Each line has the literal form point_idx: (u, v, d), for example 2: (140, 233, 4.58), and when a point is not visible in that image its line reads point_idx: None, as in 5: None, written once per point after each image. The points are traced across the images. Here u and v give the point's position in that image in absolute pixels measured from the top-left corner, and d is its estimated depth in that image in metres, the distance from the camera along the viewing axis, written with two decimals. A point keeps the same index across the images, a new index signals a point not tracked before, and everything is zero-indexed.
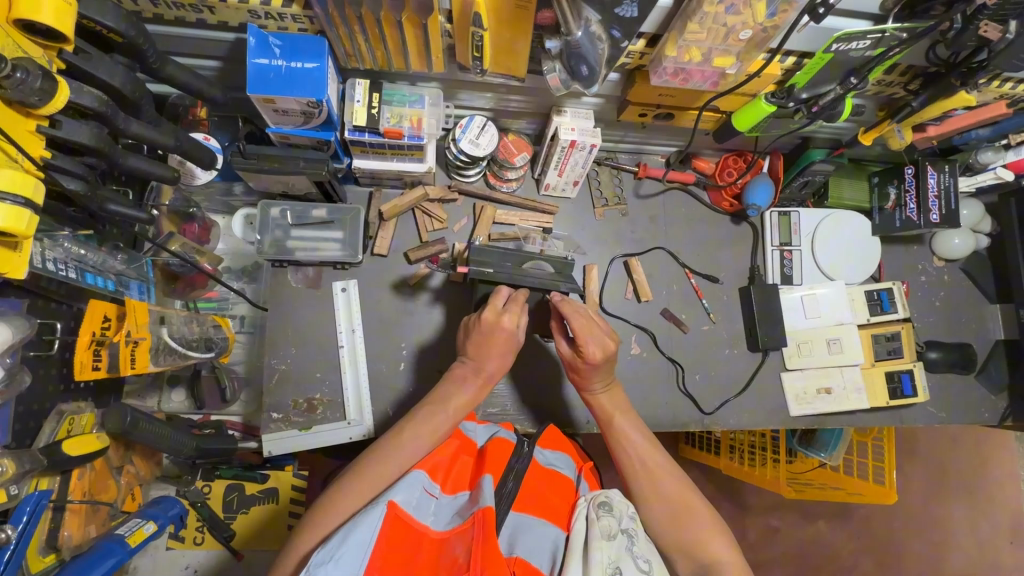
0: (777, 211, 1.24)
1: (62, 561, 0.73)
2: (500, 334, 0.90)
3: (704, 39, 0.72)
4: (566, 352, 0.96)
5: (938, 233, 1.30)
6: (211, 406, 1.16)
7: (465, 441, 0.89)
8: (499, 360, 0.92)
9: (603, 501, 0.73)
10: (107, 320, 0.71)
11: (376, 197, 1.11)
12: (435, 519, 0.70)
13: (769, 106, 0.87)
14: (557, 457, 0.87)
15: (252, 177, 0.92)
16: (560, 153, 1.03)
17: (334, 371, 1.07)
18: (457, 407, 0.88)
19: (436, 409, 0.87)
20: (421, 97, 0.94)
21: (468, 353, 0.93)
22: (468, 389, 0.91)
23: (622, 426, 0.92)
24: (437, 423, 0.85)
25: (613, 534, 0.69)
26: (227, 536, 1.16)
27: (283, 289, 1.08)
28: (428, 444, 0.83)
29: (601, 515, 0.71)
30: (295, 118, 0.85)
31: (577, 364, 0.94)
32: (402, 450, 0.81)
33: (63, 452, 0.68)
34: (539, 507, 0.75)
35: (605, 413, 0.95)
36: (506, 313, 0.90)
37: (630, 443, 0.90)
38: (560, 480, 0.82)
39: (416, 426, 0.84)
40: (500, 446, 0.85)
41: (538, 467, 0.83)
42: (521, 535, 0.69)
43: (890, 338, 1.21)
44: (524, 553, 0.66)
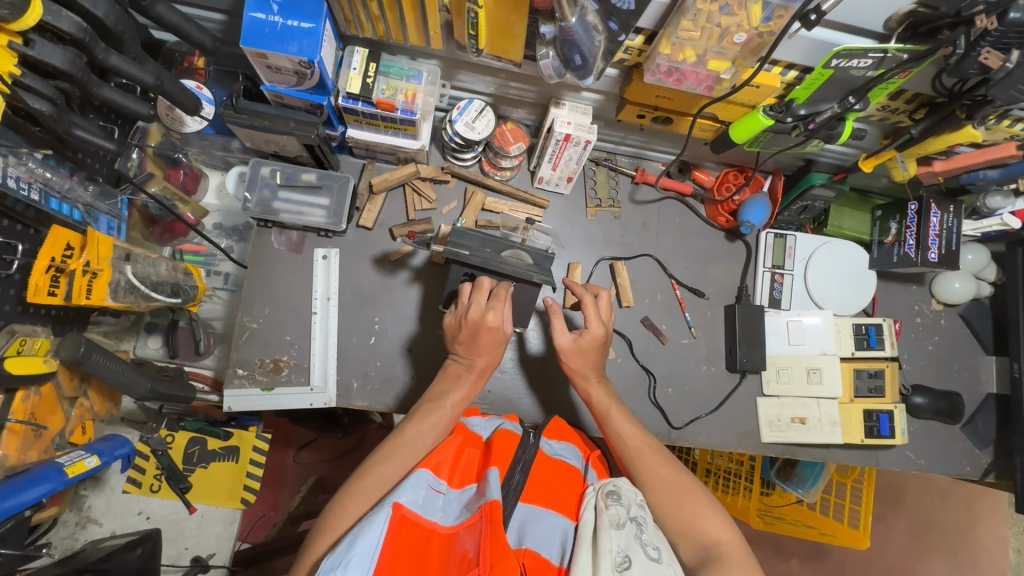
0: (773, 232, 1.22)
1: None
2: (485, 330, 0.90)
3: (699, 38, 0.71)
4: (566, 344, 0.99)
5: (939, 275, 1.26)
6: (185, 357, 1.17)
7: (469, 434, 0.90)
8: (490, 355, 0.94)
9: (611, 490, 0.78)
10: (69, 248, 0.73)
11: (368, 169, 1.11)
12: (445, 516, 0.74)
13: (766, 119, 0.86)
14: (564, 448, 0.92)
15: (242, 132, 0.93)
16: (554, 146, 1.03)
17: (305, 336, 1.07)
18: (457, 402, 0.91)
19: (437, 403, 0.91)
20: (418, 72, 0.93)
21: (460, 353, 0.95)
22: (463, 385, 0.94)
23: (617, 419, 0.96)
24: (440, 418, 0.88)
25: (622, 522, 0.73)
26: (183, 488, 1.18)
27: (265, 249, 1.08)
28: (433, 438, 0.87)
29: (610, 505, 0.76)
30: (289, 77, 0.86)
31: (577, 351, 0.99)
32: (408, 445, 0.85)
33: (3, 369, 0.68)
34: (546, 499, 0.80)
35: (601, 405, 0.98)
36: (491, 310, 0.90)
37: (623, 431, 0.94)
38: (568, 470, 0.87)
39: (421, 420, 0.88)
40: (506, 438, 0.87)
41: (545, 458, 0.87)
42: (529, 527, 0.75)
43: (873, 375, 1.17)
44: (534, 544, 0.72)
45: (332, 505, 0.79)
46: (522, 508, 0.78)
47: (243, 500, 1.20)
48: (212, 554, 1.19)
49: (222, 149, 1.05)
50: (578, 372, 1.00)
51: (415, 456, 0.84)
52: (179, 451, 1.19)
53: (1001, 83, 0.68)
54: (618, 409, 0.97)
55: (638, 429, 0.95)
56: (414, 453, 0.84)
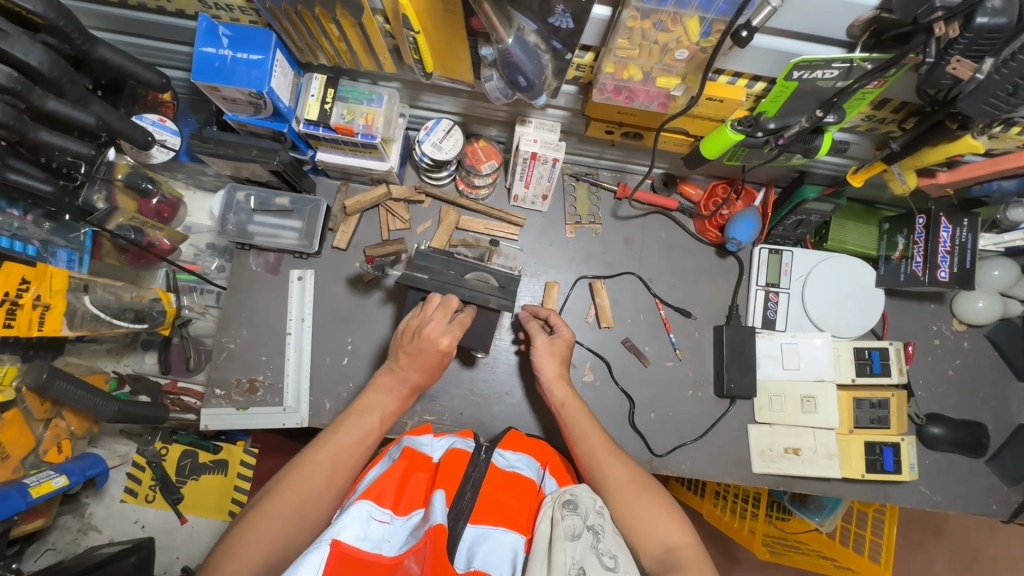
0: (767, 248, 1.14)
1: None
2: (436, 351, 0.86)
3: (639, 56, 0.67)
4: (541, 342, 1.00)
5: (959, 294, 1.15)
6: (178, 373, 1.22)
7: (415, 456, 0.84)
8: (426, 374, 0.89)
9: (568, 500, 0.75)
10: (25, 281, 0.75)
11: (342, 191, 1.12)
12: (390, 546, 0.70)
13: (734, 134, 0.80)
14: (518, 459, 0.88)
15: (211, 161, 0.96)
16: (522, 164, 1.01)
17: (280, 356, 1.09)
18: (385, 417, 0.86)
19: (364, 416, 0.84)
20: (379, 95, 0.93)
21: (402, 364, 0.88)
22: (391, 400, 0.88)
23: (583, 423, 0.92)
24: (369, 430, 0.83)
25: (577, 532, 0.70)
26: (175, 498, 1.23)
27: (244, 271, 1.11)
28: (359, 451, 0.80)
29: (566, 515, 0.72)
30: (246, 107, 0.87)
31: (550, 350, 0.99)
32: (331, 460, 0.77)
33: None
34: (497, 514, 0.76)
35: (566, 413, 0.95)
36: (447, 333, 0.86)
37: (582, 436, 0.91)
38: (521, 482, 0.83)
39: (345, 433, 0.81)
40: (455, 458, 0.84)
41: (497, 471, 0.84)
42: (479, 547, 0.71)
43: (875, 405, 1.08)
44: (482, 564, 0.70)
45: (240, 527, 0.69)
46: (471, 529, 0.74)
47: (231, 512, 1.25)
48: (200, 564, 1.23)
49: (205, 174, 1.09)
50: (551, 375, 0.98)
51: (339, 472, 0.77)
52: (172, 463, 1.24)
53: (970, 96, 0.60)
54: (584, 414, 0.94)
55: (600, 435, 0.91)
56: (339, 470, 0.77)
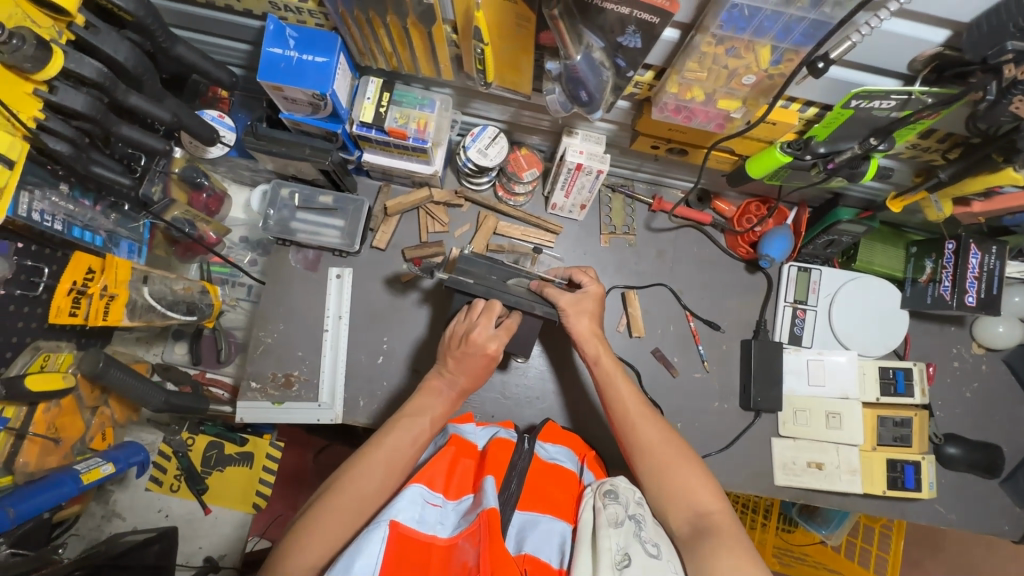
0: (796, 265, 1.17)
1: (16, 483, 0.82)
2: (483, 356, 0.89)
3: (705, 79, 0.69)
4: (567, 303, 0.95)
5: (980, 318, 1.18)
6: (208, 364, 1.22)
7: (462, 444, 0.86)
8: (472, 376, 0.90)
9: (608, 490, 0.78)
10: (91, 272, 0.83)
11: (384, 192, 1.14)
12: (443, 528, 0.72)
13: (783, 156, 0.82)
14: (558, 452, 0.91)
15: (262, 157, 0.97)
16: (566, 174, 1.02)
17: (316, 352, 1.10)
18: (436, 418, 0.86)
19: (416, 417, 0.84)
20: (431, 101, 0.95)
21: (449, 368, 0.91)
22: (442, 402, 0.89)
23: (617, 382, 0.92)
24: (420, 431, 0.83)
25: (620, 520, 0.72)
26: (200, 489, 1.24)
27: (283, 266, 1.12)
28: (412, 451, 0.81)
29: (607, 504, 0.75)
30: (305, 107, 0.89)
31: (580, 308, 0.96)
32: (385, 459, 0.79)
33: (22, 386, 0.75)
34: (542, 504, 0.79)
35: (602, 368, 0.95)
36: (494, 338, 0.88)
37: (618, 395, 0.91)
38: (563, 474, 0.86)
39: (398, 433, 0.82)
40: (501, 446, 0.86)
41: (540, 464, 0.86)
42: (528, 532, 0.74)
43: (898, 423, 1.10)
44: (533, 549, 0.71)
45: (302, 521, 0.73)
46: (520, 515, 0.76)
47: (255, 504, 1.25)
48: (222, 555, 1.24)
49: (248, 169, 1.10)
50: (584, 331, 0.97)
51: (392, 471, 0.78)
52: (198, 453, 1.25)
53: None
54: (619, 372, 0.94)
55: (636, 394, 0.92)
56: (393, 469, 0.79)
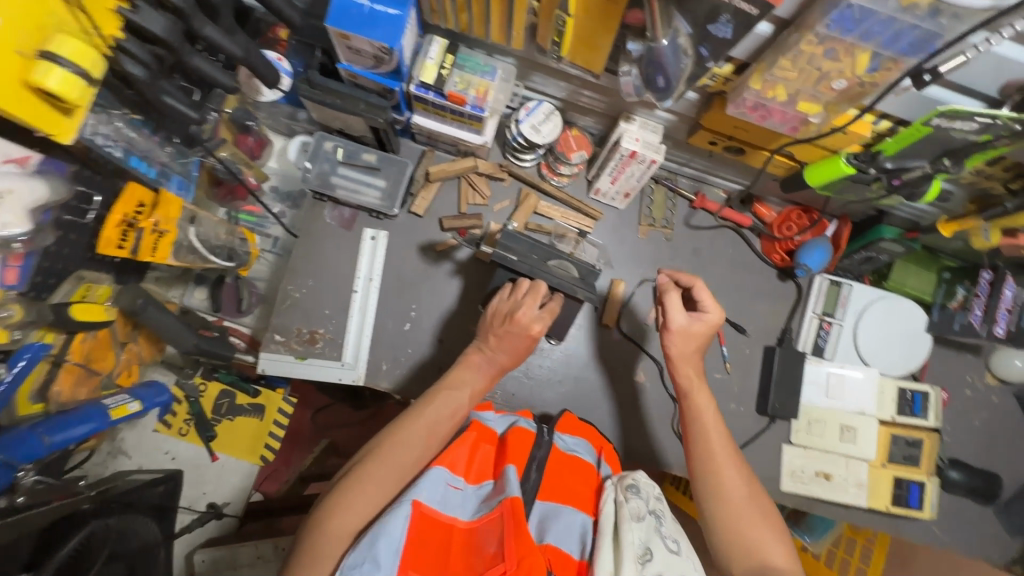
0: (829, 278, 1.17)
1: (49, 411, 0.85)
2: (524, 337, 0.87)
3: (794, 78, 0.69)
4: (678, 326, 0.91)
5: (997, 351, 1.20)
6: (227, 312, 1.20)
7: (483, 429, 0.84)
8: (513, 356, 0.90)
9: (631, 484, 0.78)
10: (141, 206, 0.81)
11: (427, 157, 1.12)
12: (463, 511, 0.72)
13: (846, 167, 0.82)
14: (577, 443, 0.89)
15: (314, 107, 0.95)
16: (618, 160, 1.01)
17: (343, 312, 1.08)
18: (474, 394, 0.86)
19: (455, 391, 0.84)
20: (493, 69, 0.92)
21: (490, 346, 0.90)
22: (478, 379, 0.88)
23: (707, 419, 0.89)
24: (459, 406, 0.83)
25: (642, 515, 0.73)
26: (209, 436, 1.23)
27: (317, 221, 1.10)
28: (451, 424, 0.82)
29: (629, 498, 0.76)
30: (367, 59, 0.86)
31: (689, 335, 0.91)
32: (426, 430, 0.79)
33: (69, 314, 0.79)
34: (562, 495, 0.78)
35: (693, 401, 0.91)
36: (539, 320, 0.86)
37: (704, 432, 0.88)
38: (582, 466, 0.84)
39: (438, 405, 0.82)
40: (522, 437, 0.82)
41: (560, 454, 0.84)
42: (551, 523, 0.73)
43: (910, 443, 1.12)
44: (555, 540, 0.71)
45: (343, 483, 0.73)
46: (540, 505, 0.76)
47: (263, 457, 1.26)
48: (226, 503, 1.25)
49: (292, 118, 1.07)
50: (680, 356, 0.92)
51: (432, 442, 0.79)
52: (209, 400, 1.24)
53: None
54: (710, 410, 0.90)
55: (721, 432, 0.88)
56: (432, 440, 0.79)
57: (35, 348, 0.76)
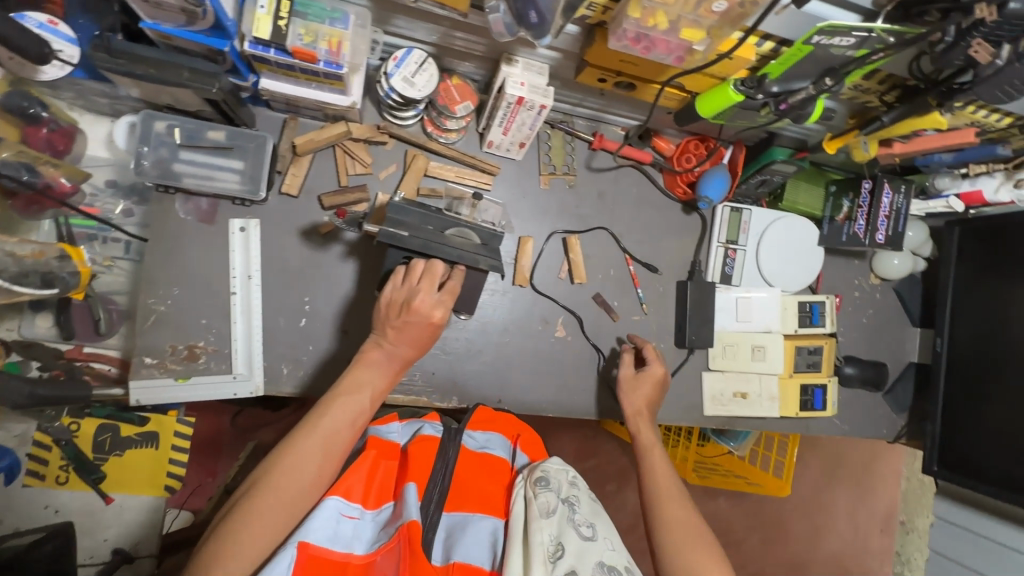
0: (729, 206, 1.18)
1: None
2: (424, 323, 0.82)
3: (673, 3, 0.63)
4: (627, 376, 1.06)
5: (879, 253, 1.29)
6: (84, 338, 1.02)
7: (384, 445, 0.81)
8: (416, 346, 0.84)
9: (540, 477, 0.79)
10: None
11: (290, 126, 0.96)
12: (360, 543, 0.71)
13: (735, 95, 0.78)
14: (489, 439, 0.86)
15: (124, 81, 0.77)
16: (505, 109, 0.92)
17: (223, 319, 0.95)
18: (376, 394, 0.81)
19: (355, 395, 0.78)
20: (344, 14, 0.78)
21: (389, 339, 0.82)
22: (378, 376, 0.82)
23: (654, 459, 0.98)
24: (359, 412, 0.78)
25: (552, 509, 0.75)
26: (96, 478, 1.08)
27: (169, 217, 0.93)
28: (351, 433, 0.77)
29: (539, 492, 0.77)
30: (176, 14, 0.72)
31: (634, 385, 1.05)
32: (322, 447, 0.73)
33: None
34: (472, 501, 0.77)
35: (645, 444, 1.01)
36: (439, 304, 0.82)
37: (653, 471, 0.96)
38: (494, 463, 0.83)
39: (336, 415, 0.76)
40: (425, 446, 0.80)
41: (469, 454, 0.82)
42: (459, 536, 0.72)
43: (812, 351, 1.20)
44: (463, 555, 0.70)
45: (229, 524, 0.66)
46: (448, 517, 0.75)
47: (168, 487, 1.13)
48: (135, 544, 1.11)
49: (107, 95, 0.87)
50: (633, 410, 1.04)
51: (331, 457, 0.74)
52: (87, 439, 1.08)
53: (986, 81, 0.68)
54: (660, 455, 0.99)
55: (669, 473, 0.97)
56: (331, 456, 0.74)
57: None
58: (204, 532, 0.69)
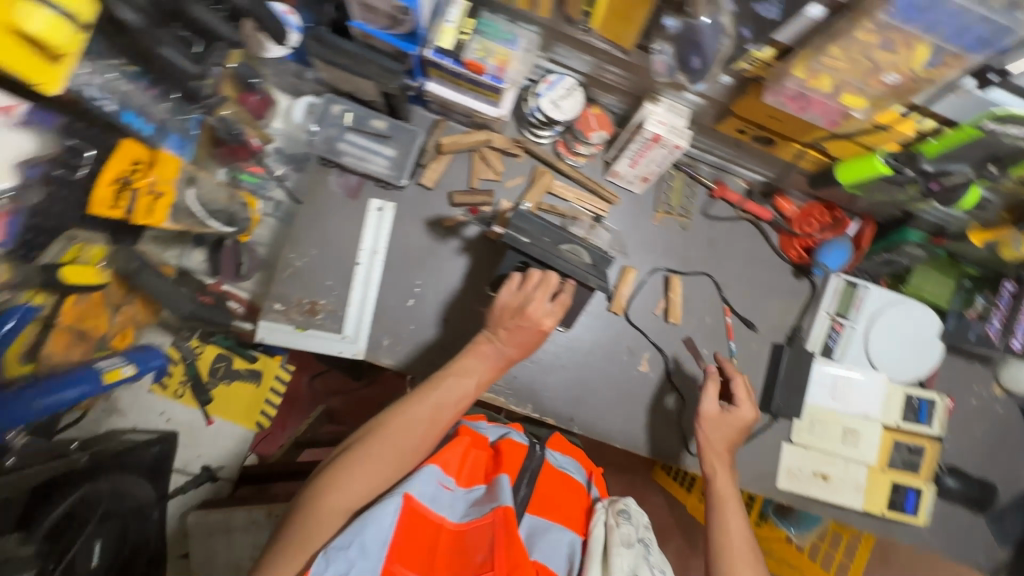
0: (845, 278, 1.14)
1: (38, 373, 0.82)
2: (536, 331, 0.89)
3: (842, 69, 0.65)
4: (712, 413, 1.01)
5: (1007, 362, 1.18)
6: (226, 276, 1.17)
7: (475, 436, 0.91)
8: (522, 348, 0.90)
9: (622, 509, 0.82)
10: (137, 164, 0.77)
11: (438, 127, 1.06)
12: (452, 513, 0.78)
13: (882, 167, 0.78)
14: (569, 462, 0.94)
15: (323, 67, 0.90)
16: (638, 144, 0.96)
17: (345, 285, 1.05)
18: (482, 382, 0.88)
19: (462, 379, 0.86)
20: (515, 37, 0.87)
21: (500, 338, 0.89)
22: (481, 366, 0.89)
23: (729, 518, 0.95)
24: (464, 393, 0.86)
25: (631, 542, 0.77)
26: (205, 400, 1.22)
27: (322, 187, 1.06)
28: (454, 411, 0.85)
29: (620, 523, 0.79)
30: (383, 18, 0.84)
31: (721, 423, 1.01)
32: (429, 415, 0.82)
33: (57, 275, 0.76)
34: (552, 511, 0.82)
35: (723, 491, 0.98)
36: (550, 314, 0.88)
37: (725, 529, 0.94)
38: (572, 485, 0.89)
39: (446, 390, 0.84)
40: (515, 449, 0.88)
41: (552, 470, 0.89)
42: (539, 537, 0.77)
43: (911, 450, 1.12)
44: (543, 555, 0.75)
45: (343, 462, 0.76)
46: (530, 518, 0.80)
47: (259, 423, 1.26)
48: (221, 467, 1.24)
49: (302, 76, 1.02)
50: (714, 450, 1.01)
51: (434, 427, 0.82)
52: (205, 363, 1.22)
53: None
54: (735, 516, 0.95)
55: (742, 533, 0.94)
56: (435, 424, 0.82)
57: (22, 310, 0.74)
58: (320, 463, 0.80)
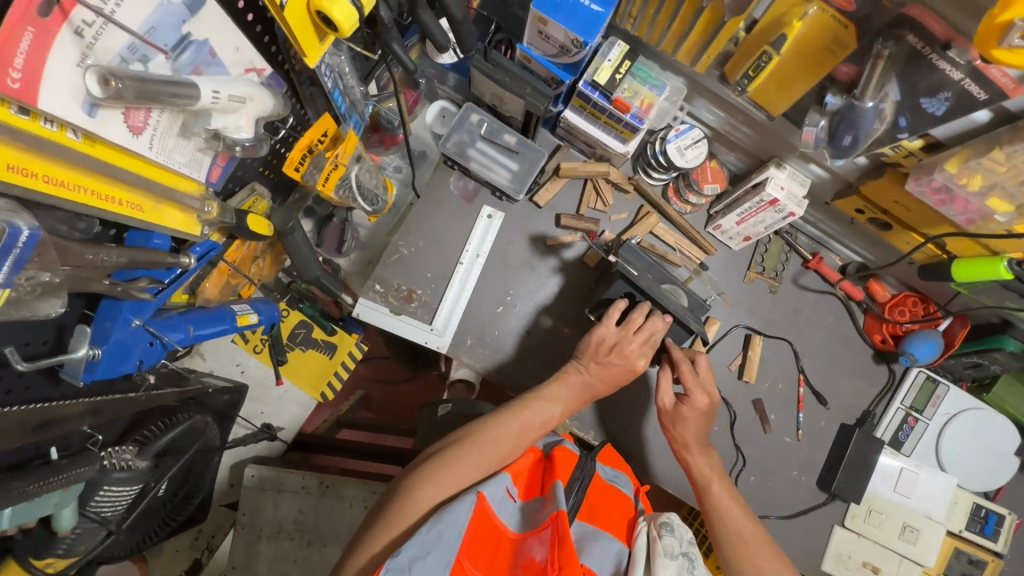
0: (927, 372, 1.13)
1: (192, 305, 0.94)
2: (627, 368, 0.94)
3: (998, 172, 0.68)
4: (669, 406, 0.99)
5: None
6: (327, 249, 1.21)
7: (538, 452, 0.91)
8: (611, 385, 0.96)
9: (665, 522, 0.77)
10: (325, 137, 0.88)
11: (560, 152, 1.13)
12: (512, 521, 0.75)
13: (1006, 272, 0.79)
14: (616, 476, 0.90)
15: (479, 78, 0.97)
16: (753, 204, 0.98)
17: (443, 280, 1.10)
18: (566, 410, 0.93)
19: (549, 404, 0.92)
20: (663, 85, 0.93)
21: (590, 371, 0.95)
22: (567, 394, 0.94)
23: (727, 502, 0.92)
24: (549, 418, 0.90)
25: (675, 554, 0.72)
26: (280, 360, 1.24)
27: (442, 186, 1.12)
28: (539, 432, 0.89)
29: (663, 535, 0.75)
30: (551, 47, 0.89)
31: (677, 417, 0.98)
32: (518, 432, 0.87)
33: (247, 224, 0.85)
34: (599, 518, 0.78)
35: (702, 476, 0.96)
36: (644, 358, 0.94)
37: (725, 513, 0.91)
38: (619, 497, 0.85)
39: (535, 410, 0.90)
40: (567, 458, 0.86)
41: (599, 481, 0.85)
42: (587, 545, 0.73)
43: (971, 560, 1.10)
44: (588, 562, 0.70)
45: (435, 464, 0.79)
46: (578, 526, 0.77)
47: (323, 394, 1.30)
48: (281, 428, 1.31)
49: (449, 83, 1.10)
50: (685, 442, 0.98)
51: (522, 441, 0.87)
52: (287, 326, 1.26)
53: None
54: (732, 502, 0.93)
55: (745, 515, 0.91)
56: (523, 439, 0.87)
57: (209, 246, 0.83)
58: (411, 463, 0.84)
